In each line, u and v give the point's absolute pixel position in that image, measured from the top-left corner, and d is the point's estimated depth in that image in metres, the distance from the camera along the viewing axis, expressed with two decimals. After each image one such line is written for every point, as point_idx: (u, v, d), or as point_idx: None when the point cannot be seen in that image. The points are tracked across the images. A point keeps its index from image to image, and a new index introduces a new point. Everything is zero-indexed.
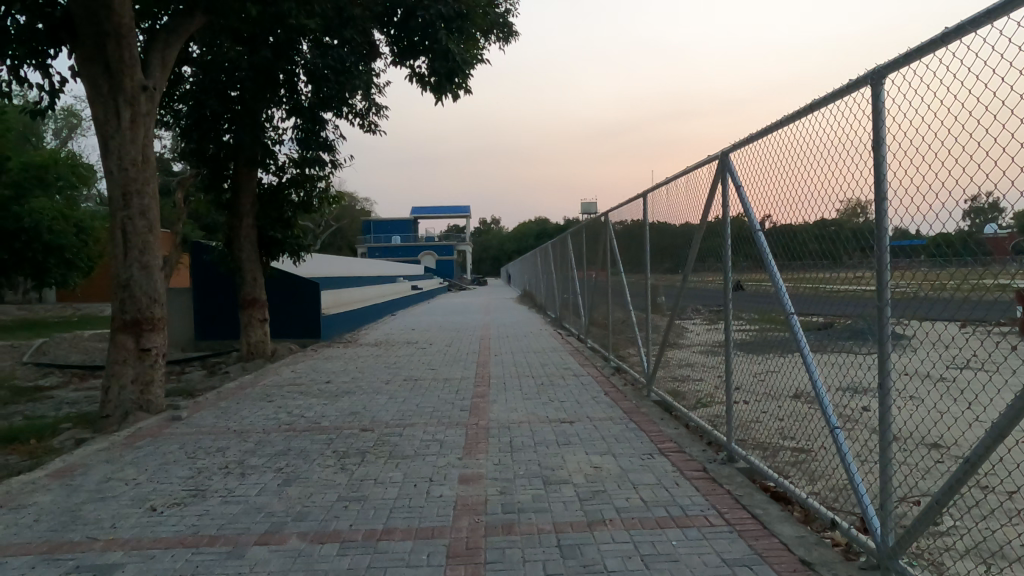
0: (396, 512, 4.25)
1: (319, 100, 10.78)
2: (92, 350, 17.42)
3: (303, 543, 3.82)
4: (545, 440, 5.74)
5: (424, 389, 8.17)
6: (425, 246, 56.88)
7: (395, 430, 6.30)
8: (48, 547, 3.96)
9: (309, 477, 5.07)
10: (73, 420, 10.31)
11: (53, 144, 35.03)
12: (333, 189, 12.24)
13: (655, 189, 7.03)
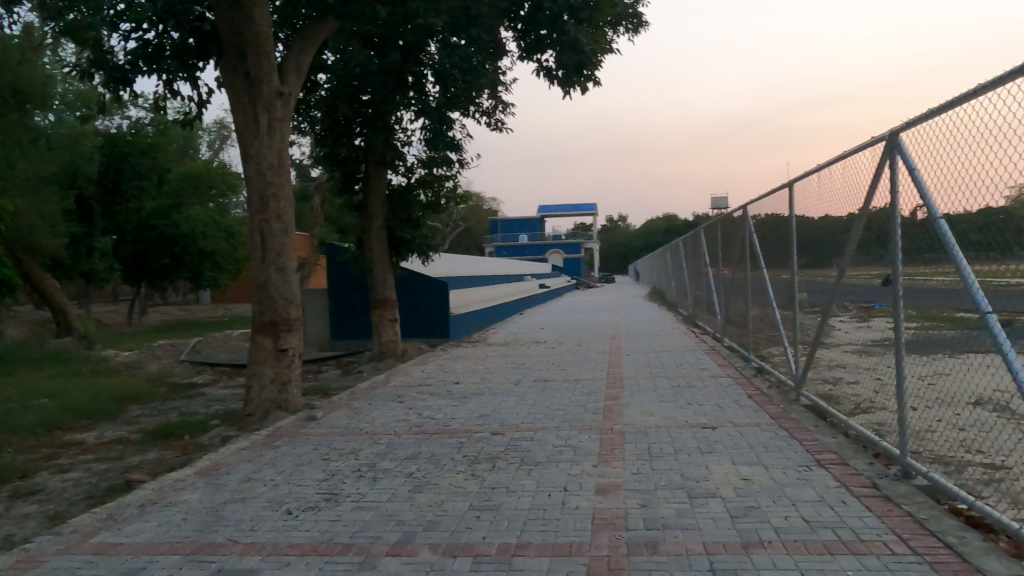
0: (529, 524, 4.19)
1: (447, 100, 11.02)
2: (239, 348, 18.47)
3: (435, 556, 3.85)
4: (686, 447, 5.52)
5: (553, 391, 8.10)
6: (553, 244, 57.15)
7: (525, 434, 6.25)
8: (195, 547, 4.46)
9: (440, 483, 5.10)
10: (223, 421, 11.01)
11: (206, 155, 37.40)
12: (460, 188, 12.34)
13: (803, 178, 6.66)
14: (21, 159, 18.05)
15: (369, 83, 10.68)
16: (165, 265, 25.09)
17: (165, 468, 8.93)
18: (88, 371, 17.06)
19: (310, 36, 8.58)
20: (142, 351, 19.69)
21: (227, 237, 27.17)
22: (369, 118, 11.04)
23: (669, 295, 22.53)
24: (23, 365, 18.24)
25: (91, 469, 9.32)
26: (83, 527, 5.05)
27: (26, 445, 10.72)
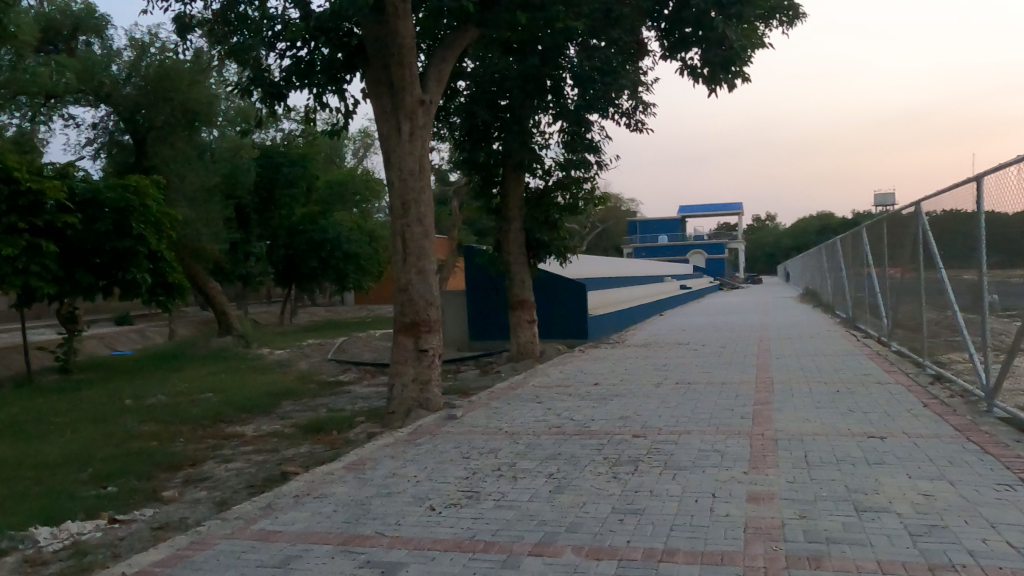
0: (677, 530, 4.10)
1: (585, 103, 11.19)
2: (382, 348, 19.11)
3: (578, 558, 3.85)
4: (850, 457, 5.26)
5: (698, 394, 7.91)
6: (696, 245, 56.04)
7: (668, 437, 6.13)
8: (345, 538, 4.64)
9: (580, 484, 5.08)
10: (369, 417, 11.46)
11: (352, 164, 39.12)
12: (599, 190, 12.34)
13: (995, 171, 6.23)
14: (189, 171, 19.43)
15: (507, 87, 10.89)
16: (313, 268, 26.49)
17: (316, 461, 9.37)
18: (247, 368, 18.20)
19: (453, 45, 8.94)
20: (294, 350, 20.83)
21: (372, 241, 28.42)
22: (507, 122, 11.13)
23: (823, 297, 21.43)
24: (189, 361, 19.68)
25: (250, 460, 9.92)
26: (248, 514, 5.38)
27: (194, 436, 11.55)
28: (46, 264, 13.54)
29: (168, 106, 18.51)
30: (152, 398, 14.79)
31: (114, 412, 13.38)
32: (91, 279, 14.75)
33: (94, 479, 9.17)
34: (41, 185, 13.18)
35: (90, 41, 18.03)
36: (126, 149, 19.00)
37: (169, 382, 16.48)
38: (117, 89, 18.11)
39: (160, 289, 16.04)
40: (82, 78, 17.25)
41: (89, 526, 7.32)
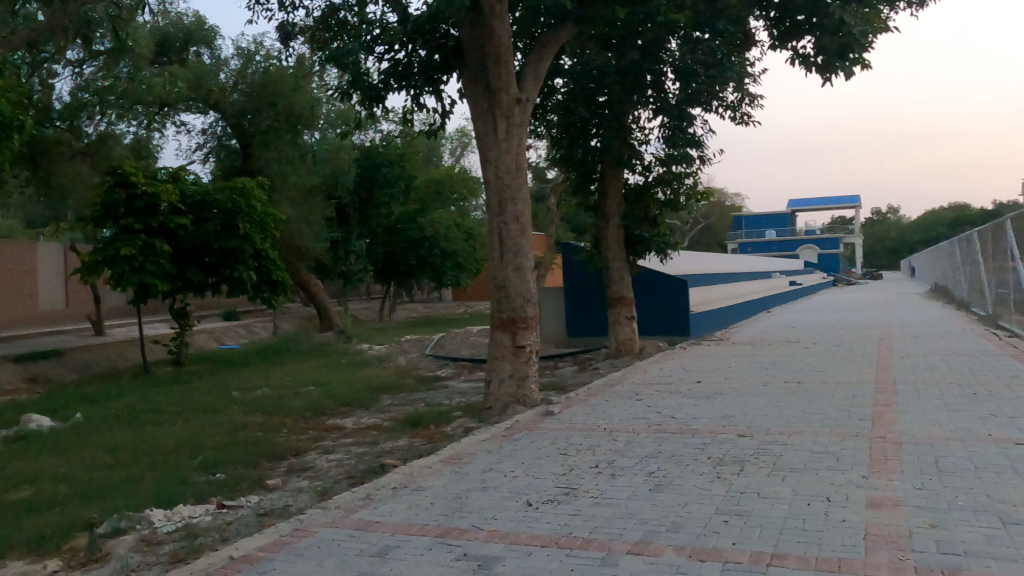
0: (785, 534, 3.98)
1: (687, 96, 11.06)
2: (479, 344, 19.27)
3: (681, 559, 3.78)
4: (992, 465, 4.97)
5: (810, 394, 7.65)
6: (807, 241, 54.28)
7: (777, 438, 5.96)
8: (441, 531, 4.70)
9: (682, 484, 4.99)
10: (466, 413, 11.58)
11: (449, 163, 39.73)
12: (701, 185, 12.16)
13: None
14: (292, 172, 20.31)
15: (606, 84, 10.85)
16: (412, 265, 27.06)
17: (414, 454, 9.54)
18: (348, 362, 18.71)
19: (551, 43, 9.06)
20: (393, 345, 21.28)
21: (469, 238, 28.90)
22: (605, 118, 11.18)
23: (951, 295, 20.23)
24: (293, 355, 20.39)
25: (350, 452, 10.19)
26: (346, 504, 5.51)
27: (297, 427, 11.94)
28: (160, 262, 14.54)
29: (272, 112, 19.58)
30: (258, 390, 15.39)
31: (223, 403, 13.98)
32: (200, 277, 15.32)
33: (204, 465, 9.62)
34: (156, 187, 14.48)
35: (200, 51, 19.27)
36: (233, 153, 19.87)
37: (275, 375, 17.12)
38: (225, 96, 19.25)
39: (265, 286, 16.57)
40: (190, 86, 18.47)
41: (199, 510, 7.68)
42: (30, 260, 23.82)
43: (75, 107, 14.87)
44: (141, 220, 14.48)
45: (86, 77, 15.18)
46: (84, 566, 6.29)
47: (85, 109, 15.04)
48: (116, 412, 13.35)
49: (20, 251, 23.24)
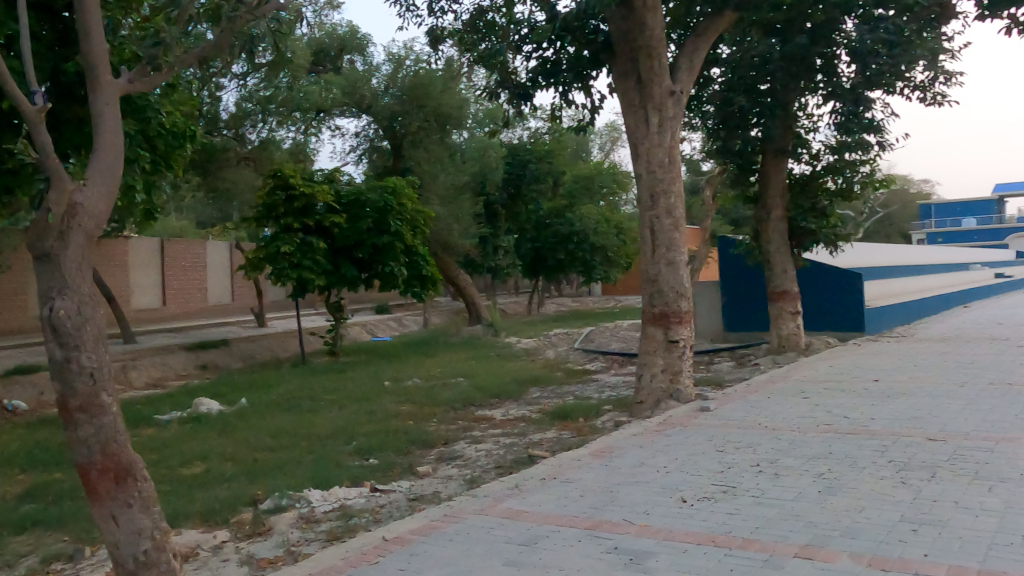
0: (994, 550, 3.71)
1: (864, 80, 10.71)
2: (629, 338, 19.11)
3: (857, 567, 3.61)
4: None
5: (1012, 398, 7.04)
6: (1012, 228, 50.30)
7: (972, 444, 5.55)
8: (591, 523, 4.69)
9: (859, 488, 4.76)
10: (615, 408, 11.51)
11: (598, 158, 39.76)
12: (879, 174, 11.79)
13: None
14: (440, 171, 21.63)
15: (768, 71, 10.90)
16: (561, 260, 27.67)
17: (562, 447, 9.57)
18: (496, 355, 19.05)
19: (707, 32, 9.05)
20: (542, 339, 21.48)
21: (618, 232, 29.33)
22: (767, 107, 11.20)
23: None
24: (443, 348, 21.00)
25: (499, 442, 10.36)
26: (493, 493, 5.61)
27: (447, 416, 12.29)
28: (317, 257, 15.69)
29: (421, 112, 20.80)
30: (409, 380, 15.98)
31: (377, 392, 14.60)
32: (354, 271, 16.26)
33: (360, 450, 10.08)
34: (311, 188, 15.61)
35: (353, 58, 20.94)
36: (385, 153, 21.52)
37: (428, 367, 17.69)
38: (377, 100, 20.41)
39: (416, 281, 17.05)
40: (344, 92, 20.06)
41: (354, 492, 8.04)
42: (200, 258, 26.44)
43: (240, 116, 17.41)
44: (300, 219, 15.72)
45: (249, 88, 17.41)
46: (249, 538, 6.78)
47: (249, 117, 17.52)
48: (280, 398, 14.23)
49: (191, 251, 25.92)
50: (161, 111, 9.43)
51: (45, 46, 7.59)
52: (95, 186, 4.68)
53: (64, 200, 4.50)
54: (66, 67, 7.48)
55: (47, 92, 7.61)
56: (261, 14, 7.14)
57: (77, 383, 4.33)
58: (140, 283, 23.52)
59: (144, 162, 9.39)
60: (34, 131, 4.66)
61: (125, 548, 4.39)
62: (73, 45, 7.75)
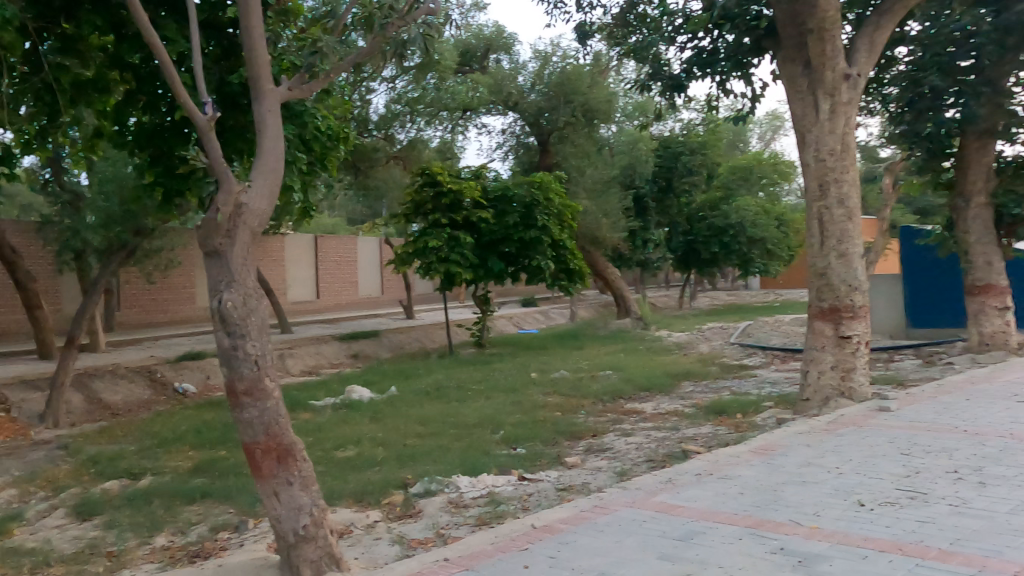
0: None
1: None
2: (791, 332, 18.46)
3: None
4: None
5: None
6: None
7: None
8: (754, 522, 4.96)
9: None
10: (777, 405, 11.18)
11: (758, 148, 39.04)
12: None
13: None
14: (588, 166, 23.14)
15: (971, 45, 11.83)
16: (715, 253, 27.64)
17: (718, 442, 9.42)
18: (646, 348, 18.89)
19: (889, 12, 9.28)
20: (695, 332, 21.13)
21: (781, 225, 29.14)
22: (966, 85, 11.99)
23: None
24: (589, 340, 21.23)
25: (649, 436, 10.26)
26: (646, 487, 6.00)
27: (596, 409, 12.35)
28: (464, 251, 17.67)
29: (569, 108, 22.15)
30: (557, 372, 16.20)
31: (524, 383, 14.91)
32: (501, 265, 18.23)
33: (507, 439, 10.31)
34: (458, 185, 17.63)
35: (500, 57, 22.74)
36: (531, 149, 23.22)
37: (573, 359, 17.88)
38: (523, 98, 22.11)
39: (563, 274, 19.07)
40: (491, 91, 21.82)
41: (502, 479, 8.30)
42: (343, 250, 30.94)
43: (389, 117, 20.14)
44: (447, 215, 17.88)
45: (399, 91, 20.06)
46: (402, 519, 7.18)
47: (397, 118, 20.23)
48: (429, 386, 14.92)
49: (334, 245, 30.53)
50: (318, 116, 10.35)
51: (213, 61, 9.31)
52: (258, 189, 5.59)
53: (231, 201, 5.41)
54: (233, 78, 9.01)
55: (216, 100, 9.20)
56: (410, 21, 7.80)
57: (243, 369, 5.15)
58: (297, 274, 28.49)
59: (302, 163, 10.25)
60: (205, 138, 5.67)
61: (287, 522, 5.20)
62: (236, 57, 9.39)
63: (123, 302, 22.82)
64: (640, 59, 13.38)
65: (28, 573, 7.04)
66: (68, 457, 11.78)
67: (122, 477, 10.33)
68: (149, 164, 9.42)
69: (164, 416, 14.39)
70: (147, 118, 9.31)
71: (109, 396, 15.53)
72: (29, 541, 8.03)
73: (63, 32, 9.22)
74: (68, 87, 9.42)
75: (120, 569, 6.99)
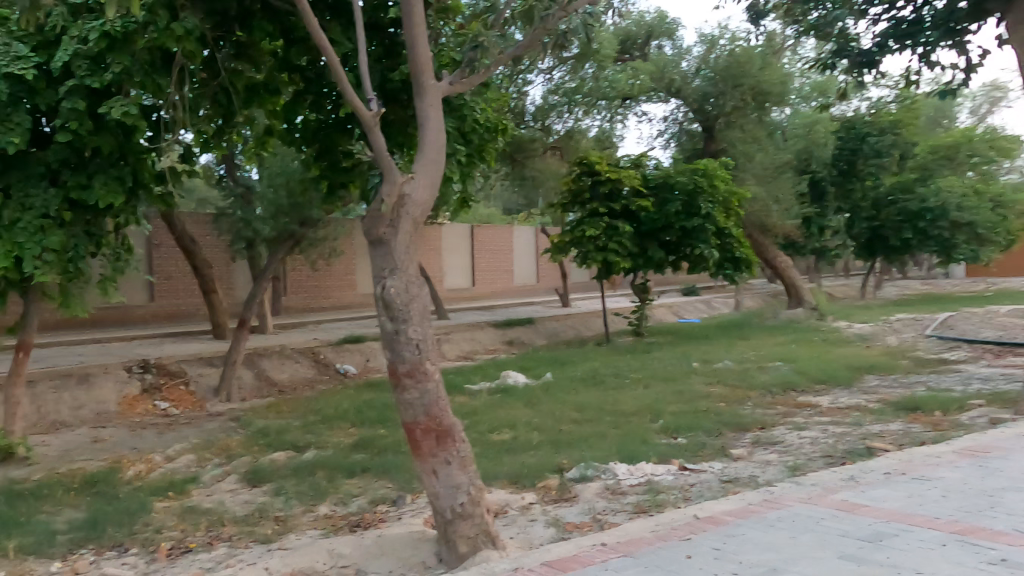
0: None
1: None
2: (1005, 325, 16.92)
3: None
4: None
5: None
6: None
7: None
8: (956, 528, 5.27)
9: None
10: (985, 404, 10.27)
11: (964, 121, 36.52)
12: None
13: None
14: (758, 151, 22.67)
15: None
16: (908, 239, 26.30)
17: (911, 442, 8.77)
18: (821, 340, 17.98)
19: None
20: (880, 324, 19.86)
21: (995, 207, 27.09)
22: None
23: None
24: (759, 332, 20.57)
25: (826, 431, 9.77)
26: (827, 483, 6.67)
27: (764, 401, 11.87)
28: (622, 240, 18.94)
29: (737, 92, 21.69)
30: (721, 362, 15.76)
31: (685, 373, 14.63)
32: (659, 253, 19.59)
33: (668, 428, 10.24)
34: (617, 174, 19.03)
35: (661, 42, 23.64)
36: (694, 136, 23.18)
37: (740, 350, 17.33)
38: (688, 83, 21.98)
39: (728, 263, 20.08)
40: (653, 79, 21.95)
41: (662, 469, 8.45)
42: (503, 239, 32.39)
43: (546, 108, 21.27)
44: (605, 204, 19.29)
45: (556, 82, 21.15)
46: (556, 502, 7.63)
47: (554, 109, 21.30)
48: (585, 374, 15.04)
49: (494, 234, 31.86)
50: (476, 108, 10.65)
51: (375, 59, 10.23)
52: (421, 179, 6.61)
53: (395, 192, 6.47)
54: (394, 76, 10.00)
55: (379, 97, 10.15)
56: (572, 12, 8.12)
57: (405, 354, 6.19)
58: (456, 263, 30.11)
59: (461, 155, 10.64)
60: (371, 132, 6.70)
61: (445, 499, 6.22)
62: (395, 55, 10.26)
63: (290, 289, 24.70)
64: (823, 36, 12.78)
65: (206, 530, 7.78)
66: (240, 428, 12.76)
67: (287, 449, 11.08)
68: (315, 158, 10.97)
69: (328, 395, 15.29)
70: (311, 116, 10.64)
71: (277, 373, 16.73)
72: (206, 502, 8.81)
73: (236, 39, 9.84)
74: (242, 90, 10.22)
75: (287, 532, 7.61)
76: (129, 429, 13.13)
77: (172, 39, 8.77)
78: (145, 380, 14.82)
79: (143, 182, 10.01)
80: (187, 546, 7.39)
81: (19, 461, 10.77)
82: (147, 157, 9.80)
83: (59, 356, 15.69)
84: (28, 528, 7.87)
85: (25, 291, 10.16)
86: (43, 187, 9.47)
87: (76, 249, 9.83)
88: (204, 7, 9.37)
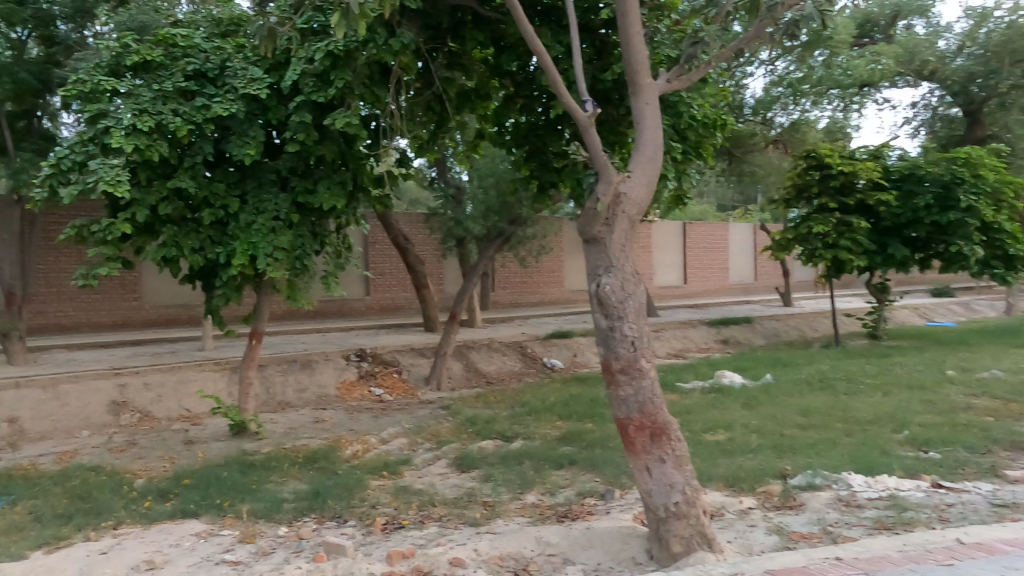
0: None
1: None
2: None
3: None
4: None
5: None
6: None
7: None
8: None
9: None
10: None
11: None
12: None
13: None
14: None
15: None
16: None
17: None
18: None
19: None
20: None
21: None
22: None
23: None
24: None
25: None
26: None
27: None
28: (856, 238, 16.78)
29: (1015, 70, 18.97)
30: (985, 371, 13.36)
31: (936, 381, 12.48)
32: (901, 252, 17.18)
33: (913, 440, 8.59)
34: (850, 167, 16.57)
35: (911, 22, 21.47)
36: (954, 122, 21.03)
37: (1012, 357, 14.72)
38: (944, 65, 20.01)
39: (997, 260, 17.46)
40: (902, 62, 20.12)
41: (908, 484, 6.89)
42: (721, 237, 30.60)
43: (768, 101, 19.45)
44: (836, 198, 17.16)
45: (780, 73, 19.31)
46: (779, 509, 6.40)
47: (776, 101, 19.41)
48: (812, 376, 13.39)
49: (710, 232, 30.18)
50: (694, 104, 9.66)
51: (587, 60, 9.62)
52: (638, 177, 5.86)
53: (611, 191, 5.77)
54: (605, 76, 9.32)
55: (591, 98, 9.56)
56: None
57: (620, 349, 5.43)
58: (669, 261, 28.88)
59: (677, 153, 9.59)
60: (586, 133, 6.00)
61: (657, 497, 5.28)
62: (608, 56, 9.63)
63: (498, 285, 24.46)
64: None
65: (418, 509, 7.30)
66: (450, 416, 12.45)
67: (496, 438, 10.54)
68: (525, 159, 10.79)
69: (534, 388, 14.68)
70: (522, 119, 10.48)
71: (486, 365, 16.39)
72: (418, 483, 8.41)
73: (450, 50, 9.80)
74: (455, 96, 10.06)
75: (494, 517, 6.96)
76: (347, 411, 13.30)
77: (390, 54, 8.85)
78: (363, 367, 15.02)
79: (362, 185, 9.93)
80: (400, 522, 6.94)
81: (251, 436, 11.02)
82: (366, 162, 9.69)
83: (287, 343, 16.38)
84: (259, 495, 7.86)
85: (259, 288, 10.18)
86: (275, 193, 9.57)
87: (303, 248, 9.68)
88: (419, 22, 9.46)
